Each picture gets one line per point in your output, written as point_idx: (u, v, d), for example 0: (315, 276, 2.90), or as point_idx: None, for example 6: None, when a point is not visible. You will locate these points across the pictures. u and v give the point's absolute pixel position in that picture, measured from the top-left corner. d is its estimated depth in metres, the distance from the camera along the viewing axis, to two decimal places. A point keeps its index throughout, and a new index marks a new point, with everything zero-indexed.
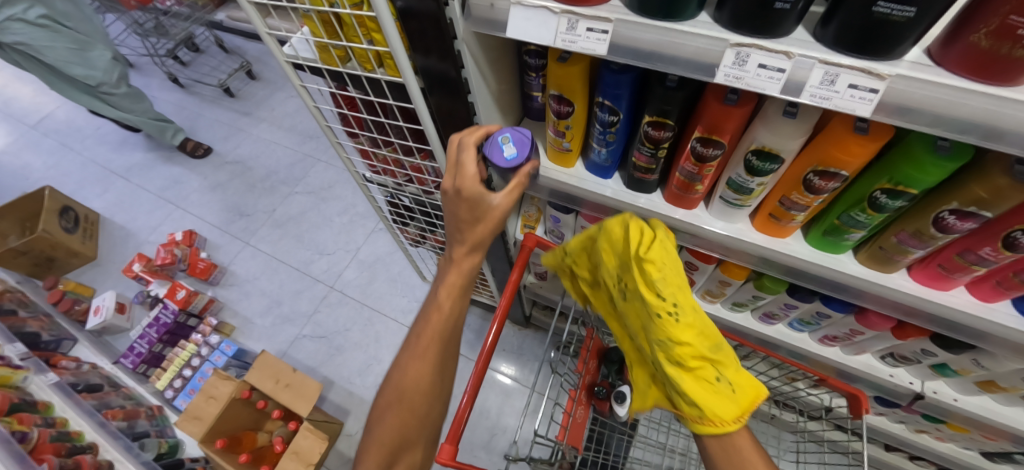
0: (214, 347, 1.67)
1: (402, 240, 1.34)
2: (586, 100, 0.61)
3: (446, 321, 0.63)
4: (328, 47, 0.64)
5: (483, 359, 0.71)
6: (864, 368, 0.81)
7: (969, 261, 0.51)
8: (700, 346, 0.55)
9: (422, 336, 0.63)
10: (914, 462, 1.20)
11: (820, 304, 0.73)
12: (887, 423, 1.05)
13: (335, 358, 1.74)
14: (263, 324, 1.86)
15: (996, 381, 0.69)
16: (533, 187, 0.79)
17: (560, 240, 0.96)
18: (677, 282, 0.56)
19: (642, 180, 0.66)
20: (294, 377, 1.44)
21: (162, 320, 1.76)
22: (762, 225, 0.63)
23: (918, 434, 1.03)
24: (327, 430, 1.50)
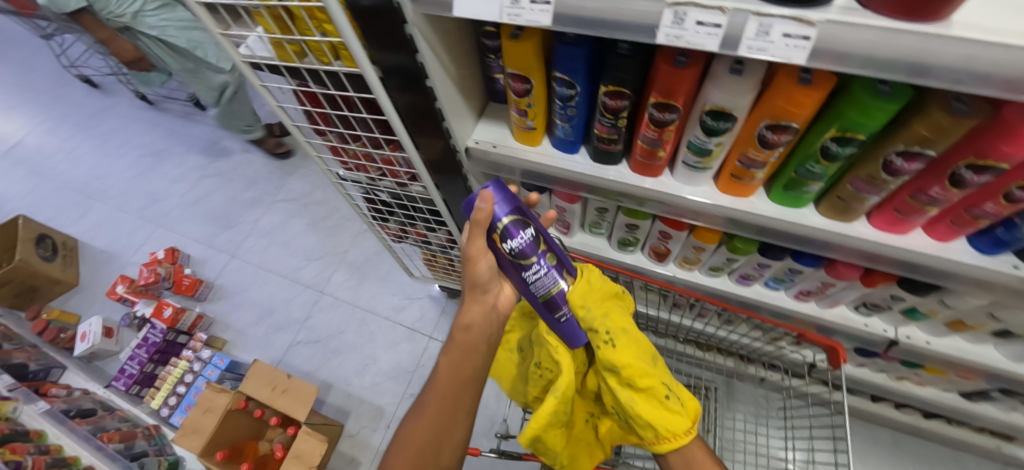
0: (207, 362, 1.66)
1: (385, 237, 1.33)
2: (543, 76, 0.61)
3: (451, 387, 0.62)
4: (283, 43, 0.64)
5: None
6: (839, 320, 0.84)
7: (923, 202, 0.53)
8: (644, 366, 0.66)
9: (424, 402, 0.62)
10: (899, 411, 1.24)
11: (791, 261, 0.75)
12: (870, 374, 1.09)
13: (330, 361, 1.74)
14: (256, 334, 1.85)
15: (963, 320, 0.72)
16: (506, 170, 0.79)
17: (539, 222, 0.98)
18: (609, 311, 0.68)
19: (608, 152, 0.67)
20: (290, 382, 1.43)
21: (151, 339, 1.73)
22: (725, 186, 0.64)
23: (900, 382, 1.07)
24: (328, 433, 1.50)
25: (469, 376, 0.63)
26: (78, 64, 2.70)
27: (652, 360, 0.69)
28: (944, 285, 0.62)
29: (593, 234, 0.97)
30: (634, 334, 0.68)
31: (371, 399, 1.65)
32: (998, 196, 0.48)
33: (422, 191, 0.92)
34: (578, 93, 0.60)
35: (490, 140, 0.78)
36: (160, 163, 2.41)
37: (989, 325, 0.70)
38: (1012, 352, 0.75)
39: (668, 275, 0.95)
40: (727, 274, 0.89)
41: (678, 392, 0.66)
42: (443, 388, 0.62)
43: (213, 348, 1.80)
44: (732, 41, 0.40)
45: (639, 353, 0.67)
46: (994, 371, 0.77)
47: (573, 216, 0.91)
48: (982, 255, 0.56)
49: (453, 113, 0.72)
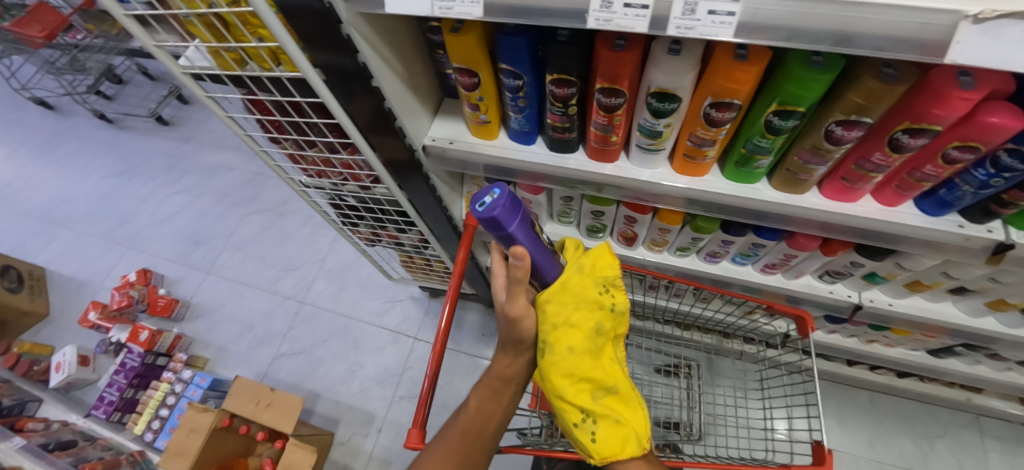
0: (188, 382, 1.63)
1: (357, 242, 1.32)
2: (490, 68, 0.60)
3: (476, 433, 0.66)
4: (220, 51, 0.62)
5: (440, 334, 0.74)
6: (805, 289, 0.86)
7: (867, 169, 0.54)
8: (569, 398, 0.61)
9: (447, 438, 0.66)
10: (874, 372, 1.28)
11: (754, 235, 0.77)
12: (842, 339, 1.11)
13: (316, 371, 1.73)
14: (237, 350, 1.82)
15: (920, 280, 0.74)
16: (469, 166, 0.79)
17: None
18: (567, 326, 0.60)
19: (564, 140, 0.67)
20: (273, 395, 1.42)
21: (129, 364, 1.69)
22: (680, 166, 0.65)
23: (870, 345, 1.10)
24: (318, 442, 1.49)
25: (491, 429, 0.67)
26: (30, 86, 2.59)
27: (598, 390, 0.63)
28: (898, 249, 0.63)
29: (562, 223, 0.98)
30: (579, 364, 0.61)
31: (360, 405, 1.64)
32: (937, 158, 0.50)
33: (386, 192, 0.91)
34: (526, 84, 0.60)
35: (447, 137, 0.77)
36: (125, 183, 2.33)
37: (945, 283, 0.72)
38: (970, 307, 0.78)
39: (639, 258, 0.95)
40: (694, 253, 0.90)
41: (596, 432, 0.62)
42: (472, 429, 0.66)
43: (195, 368, 1.77)
44: (662, 22, 0.40)
45: (573, 380, 0.61)
46: (955, 327, 0.79)
47: (539, 208, 0.91)
48: (928, 216, 0.58)
49: (405, 112, 0.71)
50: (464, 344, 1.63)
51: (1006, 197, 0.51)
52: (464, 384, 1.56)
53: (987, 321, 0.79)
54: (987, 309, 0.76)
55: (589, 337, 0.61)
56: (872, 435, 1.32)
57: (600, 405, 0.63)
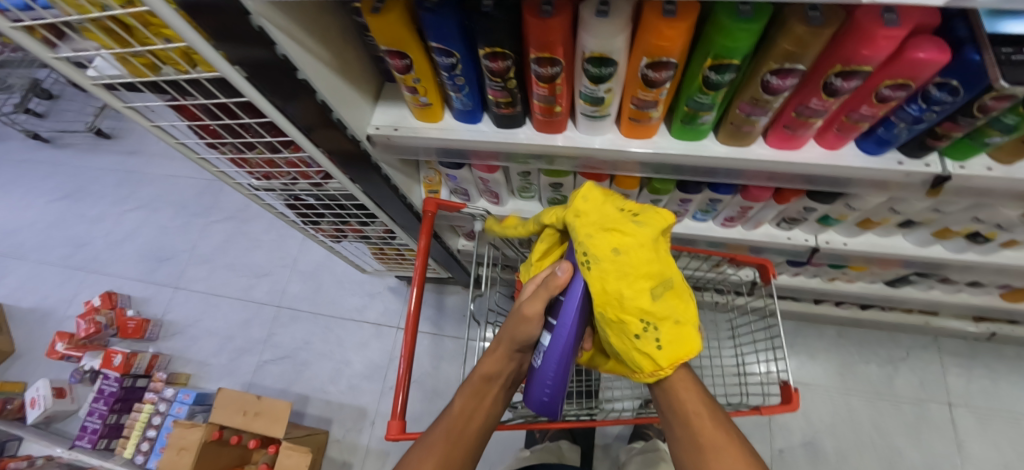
0: (172, 400, 1.60)
1: (323, 239, 1.29)
2: (420, 48, 0.58)
3: (461, 432, 0.68)
4: (127, 57, 0.57)
5: (410, 324, 0.74)
6: (765, 238, 0.88)
7: (807, 115, 0.54)
8: (629, 300, 0.62)
9: (430, 439, 0.67)
10: (840, 307, 1.35)
11: (711, 192, 0.78)
12: (806, 280, 1.15)
13: (303, 373, 1.71)
14: (220, 363, 1.79)
15: (869, 218, 0.79)
16: (420, 151, 0.77)
17: (467, 196, 0.99)
18: (606, 231, 0.63)
19: (509, 115, 0.66)
20: (261, 404, 1.40)
21: (107, 390, 1.63)
22: (627, 129, 0.64)
23: (833, 283, 1.14)
24: (312, 443, 1.50)
25: (475, 430, 0.70)
26: None
27: (655, 291, 0.63)
28: (847, 191, 0.65)
29: (524, 198, 0.97)
30: (632, 263, 0.62)
31: (351, 401, 1.65)
32: (870, 97, 0.50)
33: (339, 187, 0.87)
34: (459, 60, 0.57)
35: (391, 123, 0.74)
36: (74, 206, 2.21)
37: (892, 218, 0.78)
38: (914, 238, 0.83)
39: None
40: None
41: (659, 338, 0.62)
42: (455, 428, 0.68)
43: (178, 385, 1.74)
44: None
45: (626, 284, 0.62)
46: (904, 257, 0.84)
47: (499, 186, 0.90)
48: (868, 156, 0.60)
49: (341, 102, 0.68)
50: (448, 328, 1.64)
51: (937, 128, 0.53)
52: (453, 368, 1.58)
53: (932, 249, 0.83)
54: (933, 237, 0.81)
55: (631, 237, 0.62)
56: (841, 366, 1.44)
57: (661, 304, 0.63)
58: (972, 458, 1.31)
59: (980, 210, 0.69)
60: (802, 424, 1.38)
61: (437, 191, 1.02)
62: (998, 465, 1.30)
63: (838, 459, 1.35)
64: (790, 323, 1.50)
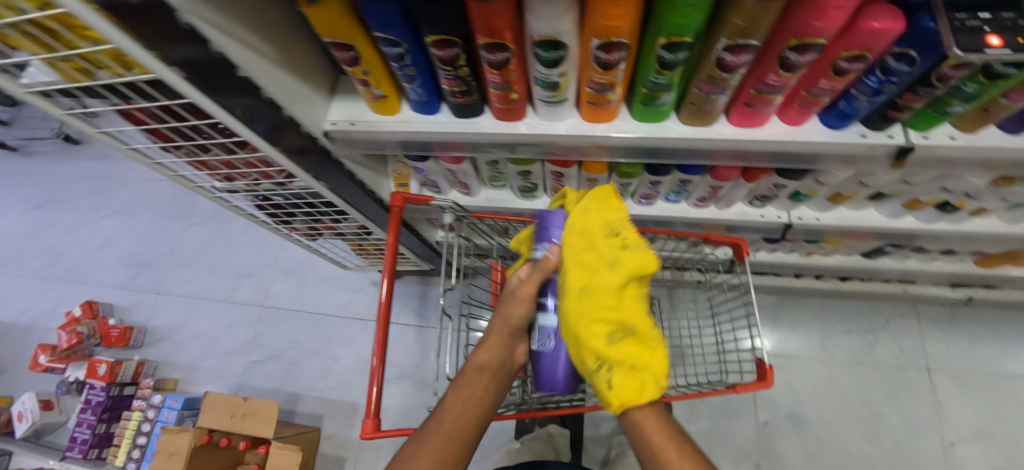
0: (160, 407, 1.67)
1: (297, 239, 1.30)
2: (518, 33, 0.51)
3: (465, 413, 0.64)
4: (120, 57, 0.51)
5: (381, 317, 0.77)
6: (839, 222, 0.83)
7: (958, 98, 0.49)
8: (584, 335, 0.62)
9: (432, 424, 0.62)
10: (820, 280, 1.32)
11: (775, 175, 0.73)
12: (782, 257, 1.12)
13: (292, 371, 1.73)
14: (206, 366, 1.84)
15: (919, 198, 0.74)
16: (498, 148, 0.70)
17: (467, 187, 0.93)
18: (579, 266, 0.64)
19: (609, 106, 0.60)
20: (247, 406, 1.44)
21: (94, 399, 1.71)
22: (739, 119, 0.58)
23: (811, 258, 1.11)
24: (304, 441, 1.52)
25: (475, 409, 0.65)
26: None
27: (609, 336, 0.63)
28: (960, 171, 0.60)
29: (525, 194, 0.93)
30: (588, 306, 0.63)
31: (343, 398, 1.65)
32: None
33: (303, 184, 0.86)
34: (569, 50, 0.51)
35: (456, 119, 0.68)
36: (48, 215, 2.15)
37: (970, 200, 0.72)
38: (954, 219, 0.79)
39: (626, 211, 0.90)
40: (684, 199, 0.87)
41: (611, 379, 0.61)
42: (466, 403, 0.65)
43: (166, 391, 1.80)
44: None
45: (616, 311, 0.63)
46: (992, 234, 0.80)
47: (569, 182, 0.83)
48: (1009, 133, 0.55)
49: (290, 99, 0.65)
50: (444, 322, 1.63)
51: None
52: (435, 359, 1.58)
53: (988, 226, 0.79)
54: (1023, 216, 0.77)
55: (598, 272, 0.63)
56: (821, 337, 1.41)
57: (617, 350, 0.62)
58: (950, 417, 1.30)
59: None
60: (788, 394, 1.37)
61: (407, 185, 0.96)
62: (975, 424, 1.29)
63: (821, 428, 1.34)
64: (772, 297, 1.47)
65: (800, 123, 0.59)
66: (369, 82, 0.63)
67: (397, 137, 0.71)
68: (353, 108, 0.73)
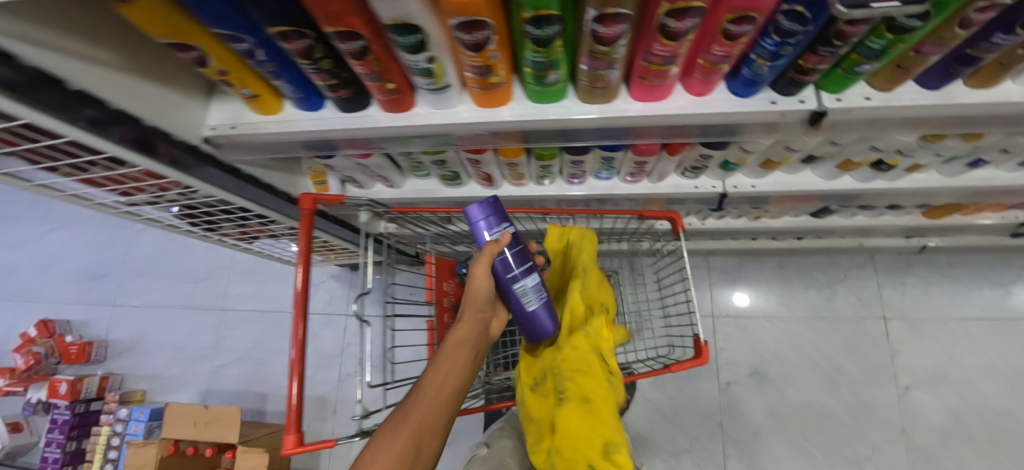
0: (127, 419, 1.65)
1: (235, 244, 1.24)
2: (371, 23, 0.46)
3: (447, 382, 0.61)
4: None
5: (298, 310, 0.73)
6: (777, 187, 0.78)
7: (866, 57, 0.44)
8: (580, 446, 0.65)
9: (414, 397, 0.58)
10: (775, 240, 1.27)
11: (700, 146, 0.69)
12: (732, 222, 1.08)
13: (260, 372, 1.71)
14: (175, 374, 1.81)
15: (850, 159, 0.69)
16: (395, 140, 0.65)
17: (389, 180, 0.88)
18: (580, 382, 0.71)
19: (493, 90, 0.54)
20: (209, 413, 1.41)
21: (60, 418, 1.68)
22: (640, 93, 0.53)
23: (759, 221, 1.06)
24: (275, 440, 1.51)
25: (459, 380, 0.62)
26: None
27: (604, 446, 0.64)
28: (884, 133, 0.56)
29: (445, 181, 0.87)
30: (588, 416, 0.67)
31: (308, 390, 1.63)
32: (948, 26, 0.40)
33: (209, 191, 0.81)
34: (428, 34, 0.45)
35: (340, 114, 0.63)
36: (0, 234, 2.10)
37: (906, 159, 0.68)
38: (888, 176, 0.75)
39: (556, 192, 0.85)
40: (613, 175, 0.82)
41: None
42: (448, 379, 0.61)
43: (136, 402, 1.79)
44: None
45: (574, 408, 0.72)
46: (932, 190, 0.76)
47: (487, 167, 0.77)
48: (927, 90, 0.51)
49: (157, 112, 0.60)
50: None
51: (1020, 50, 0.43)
52: None
53: (925, 180, 0.75)
54: (963, 169, 0.73)
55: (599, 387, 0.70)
56: (781, 294, 1.38)
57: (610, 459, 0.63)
58: (905, 364, 1.30)
59: (984, 138, 0.61)
60: (749, 355, 1.35)
61: (327, 181, 0.91)
62: (930, 368, 1.28)
63: (782, 385, 1.32)
64: (732, 259, 1.43)
65: (705, 93, 0.53)
66: (231, 82, 0.59)
67: (290, 135, 0.66)
68: (233, 108, 0.68)
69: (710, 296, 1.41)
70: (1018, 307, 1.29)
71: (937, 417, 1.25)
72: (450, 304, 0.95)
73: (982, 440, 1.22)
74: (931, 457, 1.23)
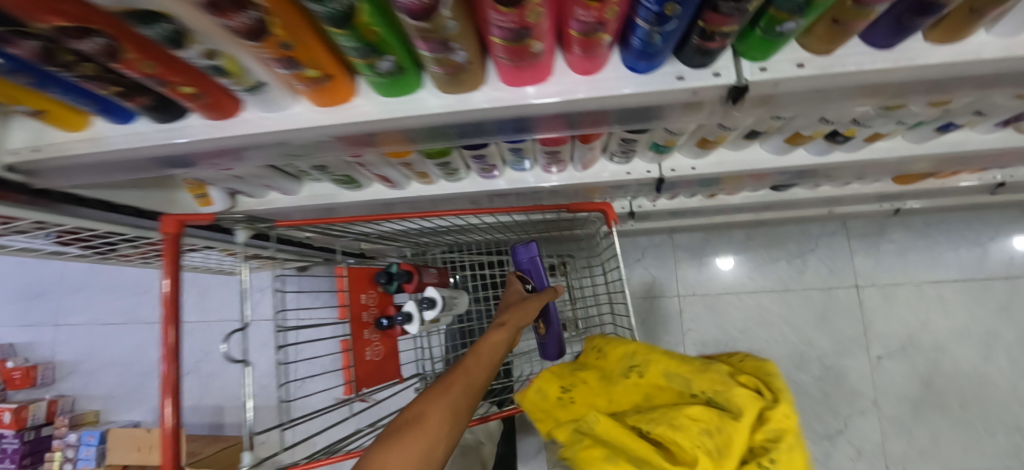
0: (77, 444, 1.59)
1: (144, 262, 1.10)
2: (101, 11, 0.32)
3: (482, 358, 0.67)
4: None
5: (165, 317, 0.64)
6: (717, 169, 0.69)
7: (788, 11, 0.33)
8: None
9: (454, 370, 0.65)
10: (741, 214, 1.18)
11: (621, 130, 0.57)
12: (686, 200, 0.99)
13: (213, 385, 1.62)
14: (124, 393, 1.71)
15: (799, 132, 0.60)
16: (240, 157, 0.52)
17: (286, 190, 0.76)
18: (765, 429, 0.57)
19: (328, 88, 0.41)
20: (151, 437, 1.34)
21: (9, 447, 1.58)
22: (510, 77, 0.41)
23: (714, 199, 0.98)
24: (232, 457, 1.44)
25: (485, 367, 0.67)
26: None
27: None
28: (829, 104, 0.46)
29: (341, 186, 0.74)
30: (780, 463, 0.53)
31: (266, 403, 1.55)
32: None
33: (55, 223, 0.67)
34: (185, 20, 0.33)
35: (156, 127, 0.49)
36: None
37: (862, 130, 0.59)
38: (846, 146, 0.65)
39: (469, 189, 0.73)
40: (534, 166, 0.71)
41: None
42: (476, 366, 0.66)
43: (88, 424, 1.70)
44: None
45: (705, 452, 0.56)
46: (893, 160, 0.67)
47: (377, 169, 0.64)
48: (878, 50, 0.40)
49: None
50: None
51: None
52: None
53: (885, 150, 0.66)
54: (928, 135, 0.63)
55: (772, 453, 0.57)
56: (751, 268, 1.33)
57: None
58: (877, 334, 1.28)
59: (952, 101, 0.51)
60: (715, 334, 1.31)
61: (206, 195, 0.76)
62: (903, 336, 1.27)
63: None
64: (697, 234, 1.35)
65: (591, 71, 0.42)
66: None
67: (108, 160, 0.52)
68: (35, 126, 0.53)
69: (677, 275, 1.35)
70: (993, 267, 1.26)
71: (907, 385, 1.26)
72: (371, 317, 0.86)
73: (954, 407, 1.24)
74: (903, 426, 1.25)
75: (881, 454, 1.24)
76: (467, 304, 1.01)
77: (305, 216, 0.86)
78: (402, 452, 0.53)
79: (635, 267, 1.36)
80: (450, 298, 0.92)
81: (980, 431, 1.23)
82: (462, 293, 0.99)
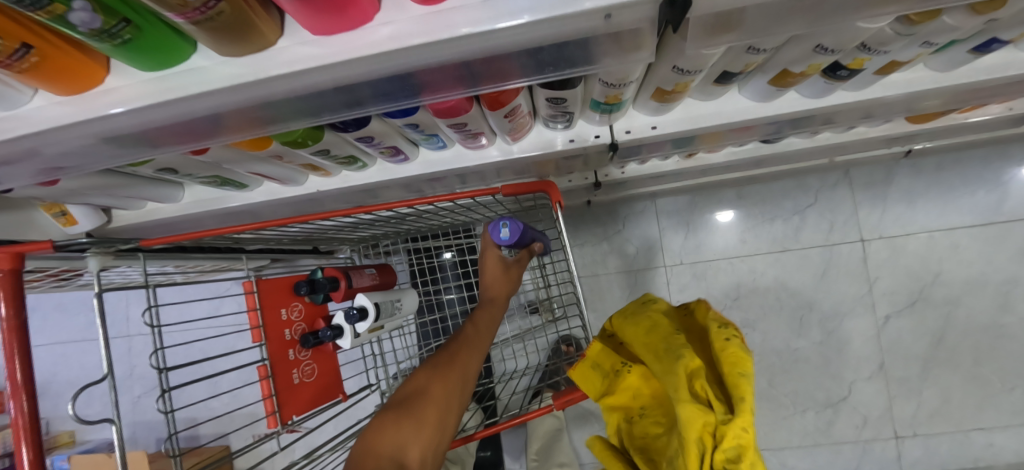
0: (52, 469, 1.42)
1: (52, 285, 0.97)
2: None
3: (483, 326, 0.66)
4: None
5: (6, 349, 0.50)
6: (684, 127, 0.54)
7: None
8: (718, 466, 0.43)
9: (458, 338, 0.63)
10: (731, 172, 1.03)
11: (544, 86, 0.43)
12: (659, 164, 0.84)
13: None
14: (92, 414, 1.54)
15: (788, 69, 0.44)
16: (17, 173, 0.38)
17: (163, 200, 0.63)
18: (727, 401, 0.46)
19: (41, 63, 0.29)
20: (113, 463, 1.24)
21: None
22: (317, 20, 0.28)
23: (692, 159, 0.83)
24: None
25: (483, 338, 0.65)
26: None
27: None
28: (818, 20, 0.32)
29: (221, 187, 0.60)
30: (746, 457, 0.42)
31: None
32: None
33: None
34: None
35: None
36: None
37: (872, 58, 0.43)
38: (849, 84, 0.50)
39: (380, 175, 0.59)
40: (452, 142, 0.57)
41: None
42: (475, 336, 0.64)
43: (63, 446, 1.52)
44: None
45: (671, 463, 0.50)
46: (908, 96, 0.52)
47: (243, 166, 0.50)
48: None
49: None
50: None
51: None
52: None
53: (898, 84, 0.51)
54: (959, 60, 0.48)
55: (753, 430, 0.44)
56: (744, 230, 1.19)
57: None
58: (885, 291, 1.15)
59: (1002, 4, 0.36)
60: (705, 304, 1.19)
61: (64, 211, 0.62)
62: (914, 290, 1.15)
63: (747, 332, 1.18)
64: (683, 198, 1.20)
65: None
66: None
67: None
68: None
69: (661, 244, 1.21)
70: (1014, 209, 1.12)
71: (916, 343, 1.15)
72: (297, 334, 0.73)
73: (968, 363, 1.13)
74: (913, 387, 1.14)
75: (889, 419, 1.15)
76: (415, 302, 0.90)
77: (204, 224, 0.72)
78: (416, 421, 0.52)
79: (615, 240, 1.22)
80: (390, 303, 0.80)
81: (997, 386, 1.13)
82: (408, 293, 0.87)
